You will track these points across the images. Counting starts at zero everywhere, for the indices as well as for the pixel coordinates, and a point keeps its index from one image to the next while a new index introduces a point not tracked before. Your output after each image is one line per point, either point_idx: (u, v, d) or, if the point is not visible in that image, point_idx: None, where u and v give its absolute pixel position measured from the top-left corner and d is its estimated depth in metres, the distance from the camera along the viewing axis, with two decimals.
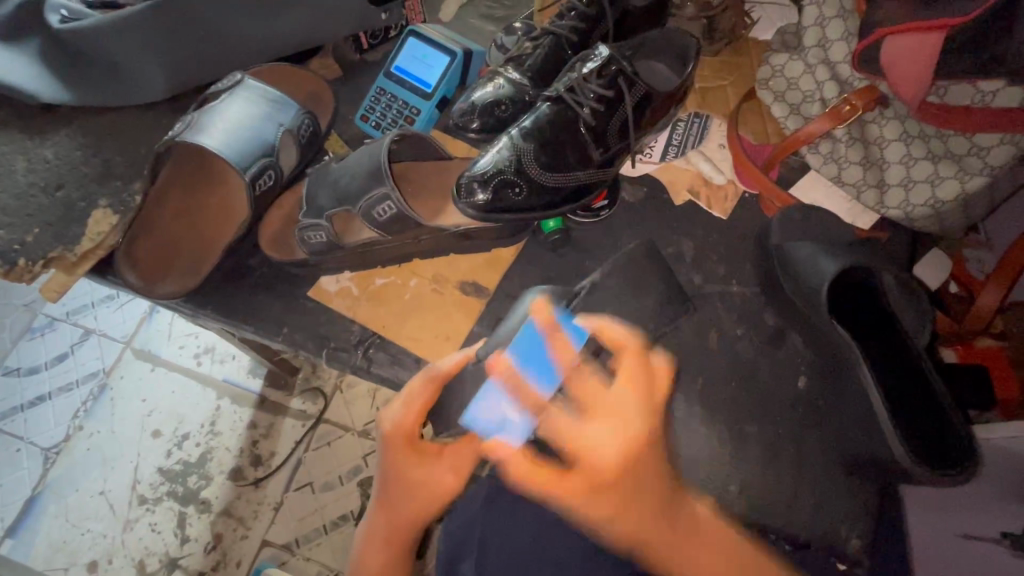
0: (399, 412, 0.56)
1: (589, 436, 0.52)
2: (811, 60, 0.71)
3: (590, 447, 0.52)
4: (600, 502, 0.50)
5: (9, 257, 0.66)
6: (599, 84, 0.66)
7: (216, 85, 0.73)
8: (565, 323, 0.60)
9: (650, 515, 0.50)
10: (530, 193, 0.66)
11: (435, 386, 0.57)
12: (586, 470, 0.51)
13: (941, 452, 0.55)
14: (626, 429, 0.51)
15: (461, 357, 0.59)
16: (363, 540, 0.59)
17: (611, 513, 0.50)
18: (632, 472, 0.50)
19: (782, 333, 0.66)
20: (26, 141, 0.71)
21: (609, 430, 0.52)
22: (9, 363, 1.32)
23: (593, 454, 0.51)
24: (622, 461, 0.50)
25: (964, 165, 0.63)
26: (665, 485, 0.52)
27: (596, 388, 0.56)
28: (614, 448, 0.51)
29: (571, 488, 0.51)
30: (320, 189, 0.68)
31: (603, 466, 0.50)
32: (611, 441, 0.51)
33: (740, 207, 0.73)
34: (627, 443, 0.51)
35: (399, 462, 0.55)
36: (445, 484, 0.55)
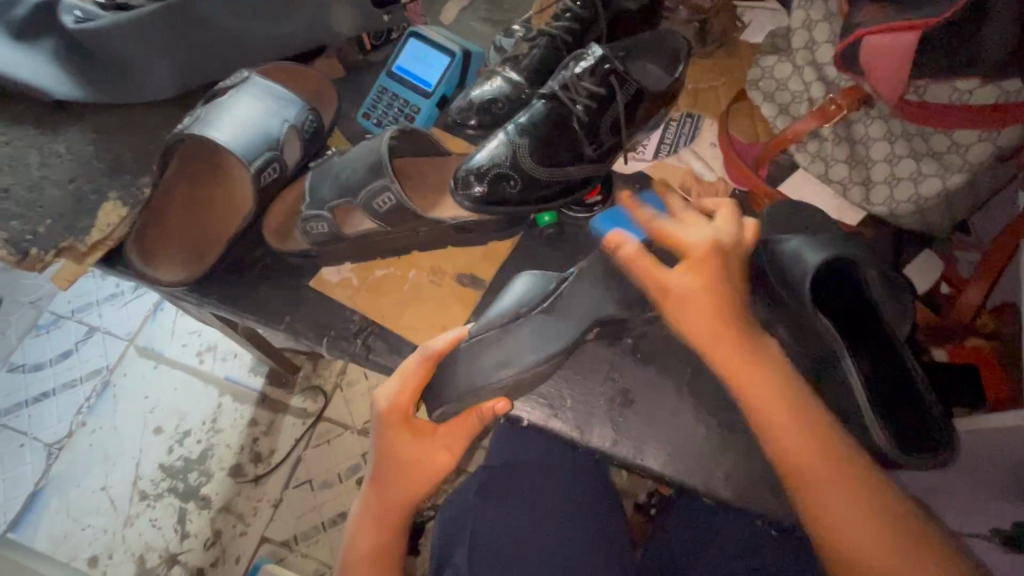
0: (394, 388, 0.59)
1: (687, 236, 0.56)
2: (798, 62, 0.73)
3: (683, 237, 0.56)
4: (689, 315, 0.54)
5: (21, 247, 0.69)
6: (592, 82, 0.68)
7: (223, 82, 0.76)
8: (627, 220, 0.59)
9: (748, 367, 0.52)
10: (525, 186, 0.68)
11: (429, 365, 0.60)
12: (681, 322, 0.54)
13: (919, 437, 0.57)
14: (710, 234, 0.55)
15: (449, 340, 0.60)
16: (355, 520, 0.61)
17: (697, 322, 0.53)
18: (709, 283, 0.54)
19: (770, 325, 0.68)
20: (39, 137, 0.74)
21: (705, 227, 0.56)
22: (15, 359, 1.34)
23: (689, 246, 0.55)
24: (699, 260, 0.54)
25: (945, 162, 0.65)
26: (727, 316, 0.53)
27: (682, 227, 0.57)
28: (702, 241, 0.55)
29: (709, 328, 0.53)
30: (322, 182, 0.71)
31: (698, 252, 0.55)
32: (707, 234, 0.55)
33: (730, 203, 0.75)
34: (716, 242, 0.55)
35: (392, 438, 0.59)
36: (439, 462, 0.59)
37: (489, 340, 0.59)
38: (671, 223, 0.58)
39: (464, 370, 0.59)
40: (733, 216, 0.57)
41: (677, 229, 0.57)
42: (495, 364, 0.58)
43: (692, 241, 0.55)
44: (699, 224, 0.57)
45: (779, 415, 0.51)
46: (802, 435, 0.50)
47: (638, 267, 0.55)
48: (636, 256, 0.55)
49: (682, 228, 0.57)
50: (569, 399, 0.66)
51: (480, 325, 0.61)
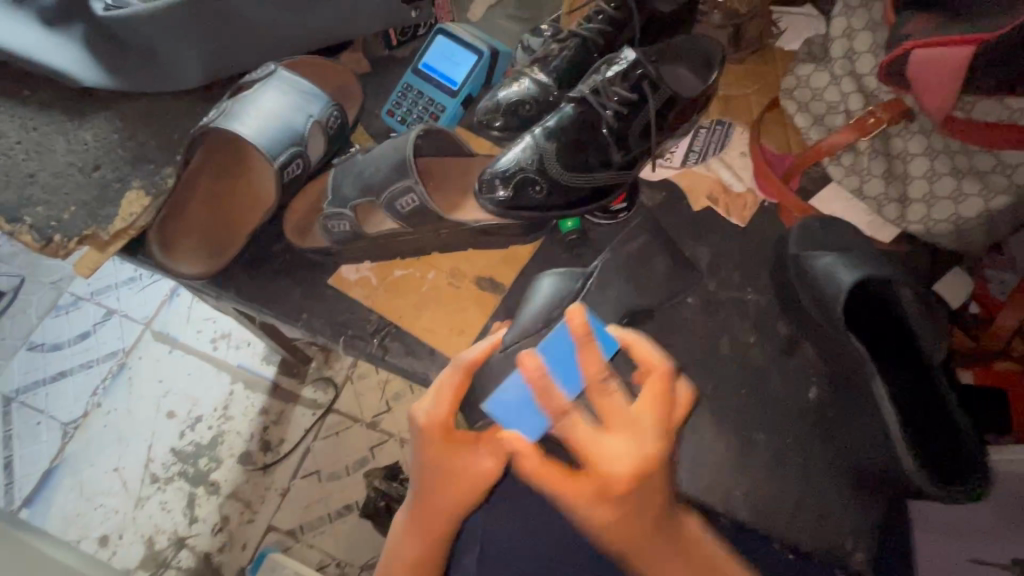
0: (431, 405, 0.53)
1: (607, 448, 0.43)
2: (837, 71, 0.71)
3: (603, 460, 0.42)
4: (601, 505, 0.44)
5: (46, 233, 0.69)
6: (624, 86, 0.67)
7: (249, 75, 0.75)
8: (598, 336, 0.55)
9: (661, 553, 0.47)
10: (550, 192, 0.67)
11: (463, 374, 0.54)
12: (598, 520, 0.45)
13: (952, 471, 0.55)
14: (635, 454, 0.42)
15: (486, 346, 0.55)
16: (398, 539, 0.57)
17: (615, 536, 0.46)
18: (625, 515, 0.44)
19: (796, 343, 0.67)
20: (66, 123, 0.74)
21: (631, 437, 0.43)
22: (34, 338, 1.36)
23: (604, 471, 0.42)
24: (608, 492, 0.43)
25: (989, 182, 0.63)
26: (659, 523, 0.46)
27: (591, 431, 0.43)
28: (623, 464, 0.42)
29: (581, 493, 0.44)
30: (345, 180, 0.70)
31: (611, 479, 0.42)
32: (629, 454, 0.42)
33: (758, 215, 0.73)
34: (640, 466, 0.42)
35: (437, 458, 0.52)
36: (486, 471, 0.52)
37: (526, 346, 0.62)
38: (587, 428, 0.43)
39: (502, 377, 0.62)
40: (659, 395, 0.44)
41: (592, 434, 0.43)
42: None
43: (610, 454, 0.42)
44: (644, 413, 0.44)
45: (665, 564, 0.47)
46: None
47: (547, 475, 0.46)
48: (541, 462, 0.46)
49: (597, 433, 0.43)
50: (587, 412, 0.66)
51: (515, 332, 0.63)
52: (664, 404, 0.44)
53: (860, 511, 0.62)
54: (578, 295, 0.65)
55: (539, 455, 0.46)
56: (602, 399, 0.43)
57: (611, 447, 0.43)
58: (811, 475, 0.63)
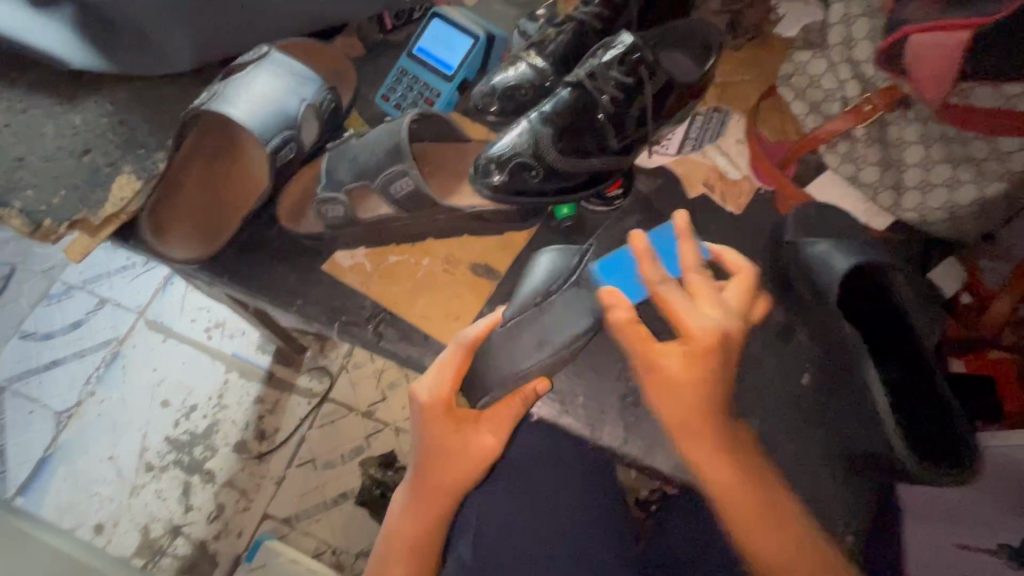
0: (434, 381, 0.56)
1: (695, 316, 0.47)
2: (834, 58, 0.70)
3: (688, 318, 0.47)
4: (676, 405, 0.47)
5: (35, 218, 0.68)
6: (621, 71, 0.66)
7: (242, 57, 0.74)
8: (663, 257, 0.58)
9: (701, 442, 0.48)
10: (546, 176, 0.66)
11: (466, 352, 0.57)
12: (665, 399, 0.48)
13: (939, 453, 0.56)
14: (720, 319, 0.47)
15: (488, 325, 0.58)
16: (394, 518, 0.57)
17: (672, 412, 0.48)
18: (708, 400, 0.47)
19: (790, 328, 0.68)
20: (54, 106, 0.73)
21: (716, 305, 0.49)
22: (26, 326, 1.35)
23: (686, 328, 0.47)
24: (698, 355, 0.46)
25: (983, 169, 0.63)
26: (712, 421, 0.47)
27: (685, 304, 0.48)
28: (709, 327, 0.46)
29: (659, 350, 0.48)
30: (339, 164, 0.69)
31: (695, 347, 0.46)
32: (716, 321, 0.47)
33: (754, 202, 0.73)
34: (723, 334, 0.47)
35: (436, 429, 0.56)
36: (484, 446, 0.57)
37: (527, 320, 0.60)
38: (682, 298, 0.49)
39: (505, 352, 0.59)
40: (747, 287, 0.52)
41: (681, 302, 0.48)
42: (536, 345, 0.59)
43: (696, 329, 0.46)
44: (707, 301, 0.49)
45: (700, 449, 0.48)
46: (713, 455, 0.48)
47: (626, 335, 0.50)
48: (632, 322, 0.50)
49: (686, 298, 0.49)
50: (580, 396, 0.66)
51: (514, 309, 0.61)
52: (751, 295, 0.52)
53: (849, 496, 0.63)
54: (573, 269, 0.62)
55: (632, 321, 0.50)
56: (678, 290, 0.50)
57: (701, 321, 0.47)
58: (802, 460, 0.64)
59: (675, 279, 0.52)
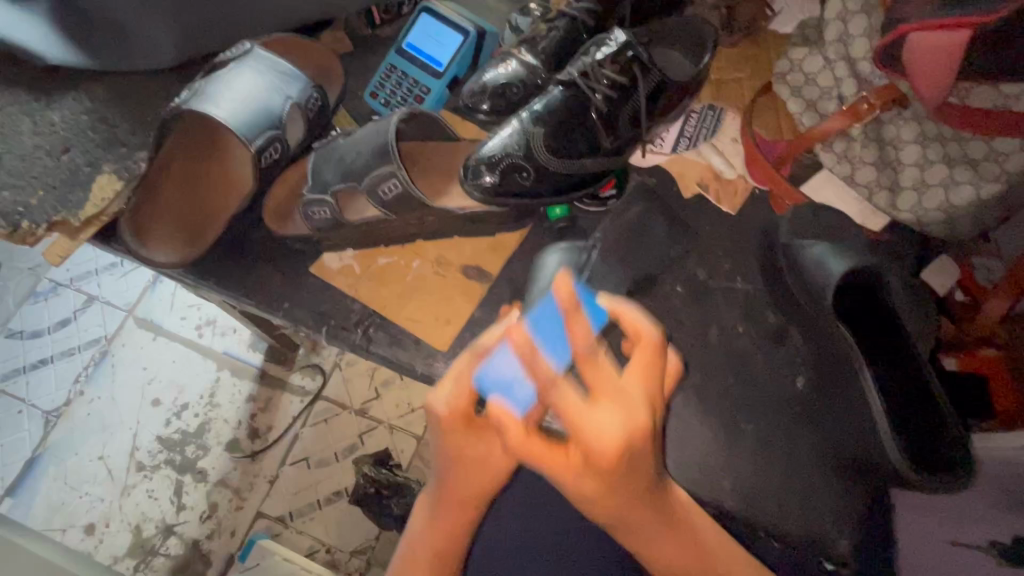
0: (451, 392, 0.49)
1: (592, 420, 0.38)
2: (830, 55, 0.70)
3: (590, 433, 0.38)
4: (590, 483, 0.41)
5: (13, 219, 0.66)
6: (614, 70, 0.65)
7: (223, 54, 0.72)
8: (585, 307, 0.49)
9: (645, 518, 0.44)
10: (537, 178, 0.65)
11: (483, 362, 0.50)
12: (563, 470, 0.41)
13: (935, 461, 0.55)
14: (624, 423, 0.38)
15: (504, 331, 0.51)
16: (416, 530, 0.54)
17: (579, 490, 0.42)
18: (608, 484, 0.40)
19: (786, 332, 0.67)
20: (31, 102, 0.70)
21: (613, 407, 0.38)
22: (12, 326, 1.32)
23: (589, 445, 0.38)
24: (601, 462, 0.38)
25: (981, 171, 0.62)
26: (642, 491, 0.43)
27: (579, 399, 0.39)
28: (609, 437, 0.38)
29: (557, 465, 0.41)
30: (326, 164, 0.68)
31: (597, 454, 0.38)
32: (618, 425, 0.38)
33: (749, 202, 0.72)
34: (628, 436, 0.38)
35: (457, 442, 0.49)
36: (512, 453, 0.50)
37: None
38: (579, 397, 0.39)
39: None
40: (647, 365, 0.41)
41: (580, 404, 0.38)
42: None
43: (600, 430, 0.38)
44: (623, 389, 0.39)
45: (647, 530, 0.45)
46: (665, 535, 0.46)
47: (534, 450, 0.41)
48: (526, 441, 0.41)
49: (584, 402, 0.39)
50: (574, 399, 0.65)
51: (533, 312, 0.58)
52: (651, 376, 0.41)
53: (845, 499, 0.63)
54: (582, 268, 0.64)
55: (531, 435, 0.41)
56: (595, 369, 0.39)
57: (600, 421, 0.38)
58: (798, 464, 0.64)
59: (560, 372, 0.40)
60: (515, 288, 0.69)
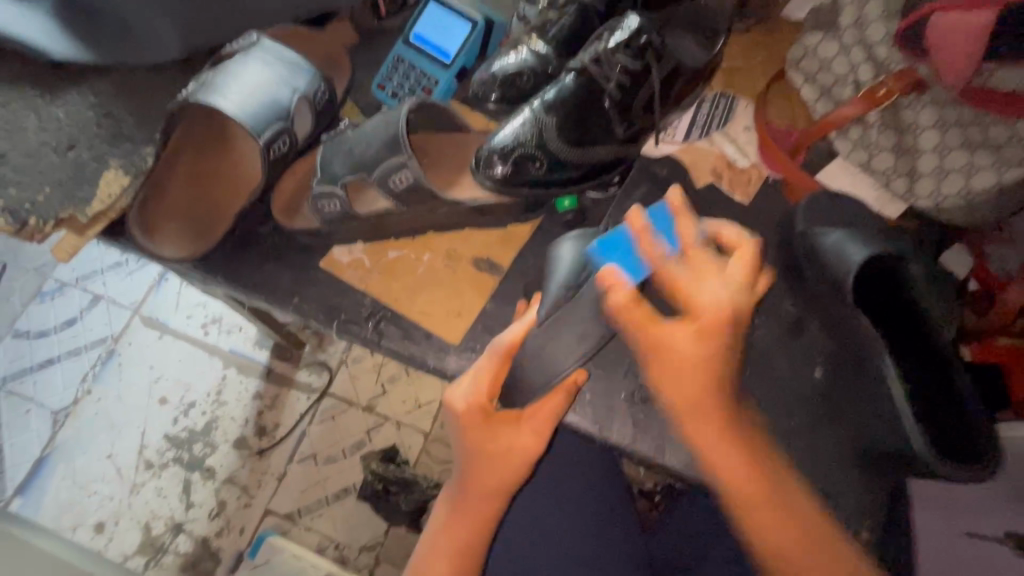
0: (470, 386, 0.52)
1: (705, 292, 0.46)
2: (846, 40, 0.68)
3: (703, 297, 0.46)
4: (679, 388, 0.47)
5: (19, 217, 0.65)
6: (627, 55, 0.64)
7: (230, 45, 0.71)
8: (624, 261, 0.52)
9: (708, 423, 0.47)
10: (550, 167, 0.64)
11: (500, 359, 0.53)
12: (669, 367, 0.46)
13: (960, 451, 0.54)
14: (729, 295, 0.46)
15: (523, 328, 0.54)
16: (432, 528, 0.54)
17: (677, 391, 0.47)
18: (714, 366, 0.46)
19: (802, 323, 0.66)
20: (36, 97, 0.69)
21: (724, 282, 0.47)
22: (19, 325, 1.32)
23: (700, 312, 0.46)
24: (708, 330, 0.45)
25: (1004, 156, 0.60)
26: (720, 397, 0.47)
27: (690, 277, 0.48)
28: (718, 304, 0.46)
29: (662, 363, 0.47)
30: (334, 157, 0.67)
31: (705, 320, 0.45)
32: (726, 293, 0.46)
33: (763, 191, 0.71)
34: (733, 311, 0.46)
35: (475, 437, 0.51)
36: (528, 448, 0.51)
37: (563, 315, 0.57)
38: (685, 271, 0.48)
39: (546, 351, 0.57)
40: (750, 258, 0.47)
41: (688, 282, 0.48)
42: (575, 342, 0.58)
43: (704, 300, 0.46)
44: (715, 279, 0.47)
45: (710, 434, 0.47)
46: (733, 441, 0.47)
47: (634, 316, 0.47)
48: (627, 307, 0.47)
49: (693, 279, 0.48)
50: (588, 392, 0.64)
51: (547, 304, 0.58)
52: (755, 266, 0.47)
53: (869, 491, 0.62)
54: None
55: (635, 302, 0.47)
56: (683, 270, 0.49)
57: (710, 292, 0.46)
58: (819, 457, 0.62)
59: (675, 259, 0.49)
60: (526, 282, 0.68)
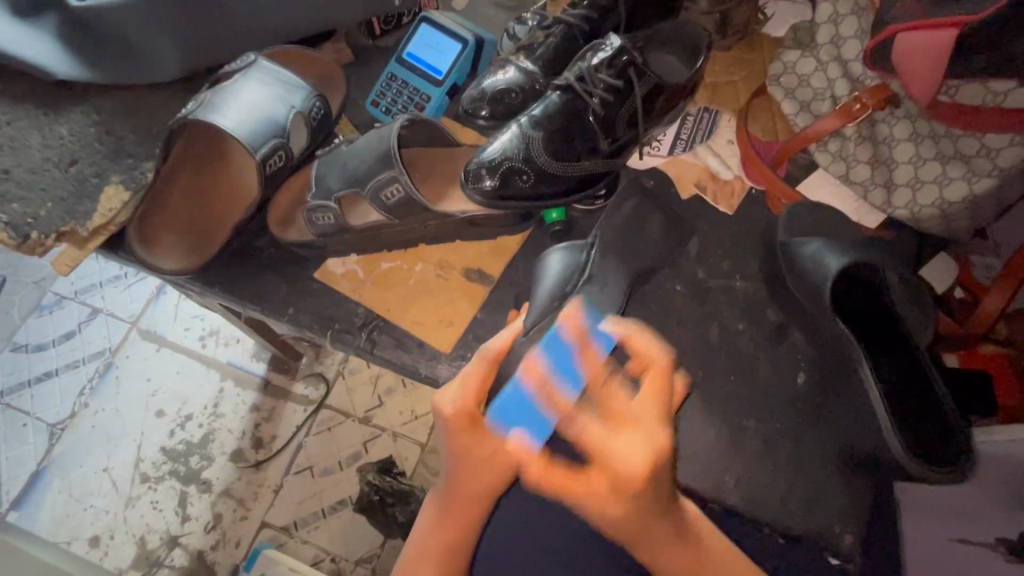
0: (458, 393, 0.52)
1: (620, 446, 0.46)
2: (823, 57, 0.71)
3: (620, 454, 0.45)
4: (611, 503, 0.47)
5: (22, 231, 0.67)
6: (609, 74, 0.67)
7: (229, 65, 0.74)
8: (560, 372, 0.55)
9: (657, 538, 0.49)
10: (537, 181, 0.66)
11: (490, 366, 0.53)
12: (582, 483, 0.48)
13: (937, 453, 0.56)
14: (648, 446, 0.45)
15: (510, 334, 0.55)
16: (422, 526, 0.57)
17: (616, 522, 0.48)
18: (652, 486, 0.45)
19: (785, 330, 0.67)
20: (40, 116, 0.72)
21: (642, 440, 0.45)
22: (17, 339, 1.33)
23: (615, 469, 0.45)
24: (626, 483, 0.45)
25: (973, 167, 0.63)
26: (653, 510, 0.47)
27: (610, 434, 0.46)
28: (638, 461, 0.44)
29: (593, 485, 0.47)
30: (330, 171, 0.69)
31: (623, 475, 0.45)
32: (641, 447, 0.45)
33: (747, 202, 0.73)
34: (653, 458, 0.45)
35: (462, 440, 0.52)
36: (515, 452, 0.52)
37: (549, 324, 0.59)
38: (601, 426, 0.47)
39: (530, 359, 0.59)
40: (659, 383, 0.47)
41: (604, 437, 0.46)
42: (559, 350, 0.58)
43: (621, 452, 0.45)
44: (653, 404, 0.47)
45: (664, 551, 0.49)
46: (681, 552, 0.50)
47: (553, 479, 0.51)
48: (545, 471, 0.51)
49: (621, 399, 0.49)
50: None
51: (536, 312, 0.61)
52: (665, 393, 0.47)
53: (851, 494, 0.63)
54: (583, 268, 0.65)
55: (550, 468, 0.51)
56: (612, 389, 0.51)
57: (624, 444, 0.45)
58: (802, 460, 0.64)
59: (580, 402, 0.53)
60: (516, 290, 0.70)
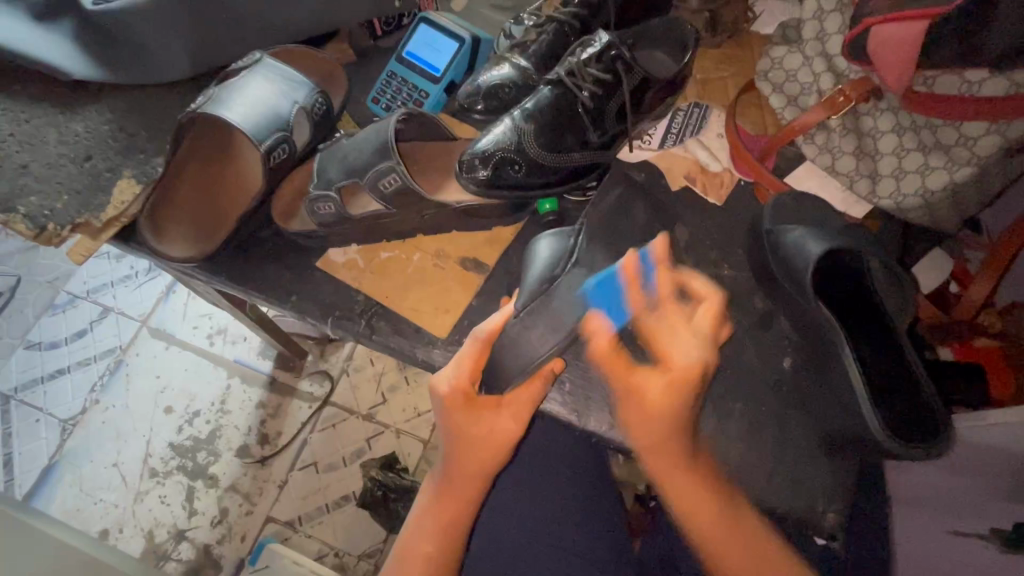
0: (453, 372, 0.56)
1: (677, 346, 0.52)
2: (808, 53, 0.73)
3: (674, 349, 0.52)
4: (641, 429, 0.52)
5: (39, 223, 0.71)
6: (598, 68, 0.70)
7: (234, 64, 0.77)
8: (643, 269, 0.56)
9: (671, 459, 0.52)
10: (528, 171, 0.69)
11: (483, 347, 0.57)
12: (639, 410, 0.52)
13: (914, 432, 0.58)
14: (701, 350, 0.51)
15: (502, 318, 0.59)
16: (419, 508, 0.59)
17: (653, 445, 0.52)
18: (681, 403, 0.51)
19: (772, 316, 0.69)
20: (57, 115, 0.75)
21: (694, 337, 0.52)
22: (31, 337, 1.37)
23: (673, 364, 0.51)
24: (678, 379, 0.50)
25: (952, 155, 0.64)
26: (681, 439, 0.52)
27: (667, 327, 0.53)
28: (690, 361, 0.50)
29: (642, 382, 0.51)
30: (330, 164, 0.72)
31: (680, 376, 0.50)
32: (694, 349, 0.51)
33: (735, 193, 0.75)
34: (702, 367, 0.51)
35: (458, 418, 0.55)
36: (509, 430, 0.56)
37: (538, 309, 0.60)
38: (657, 319, 0.54)
39: (521, 345, 0.60)
40: (714, 312, 0.53)
41: (666, 336, 0.53)
42: (548, 332, 0.59)
43: (681, 357, 0.51)
44: (697, 327, 0.53)
45: (678, 472, 0.52)
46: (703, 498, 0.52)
47: (607, 361, 0.54)
48: (609, 349, 0.54)
49: (671, 331, 0.53)
50: (567, 382, 0.67)
51: (525, 298, 0.61)
52: (717, 321, 0.53)
53: (834, 475, 0.64)
54: (571, 252, 0.65)
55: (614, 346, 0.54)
56: (659, 319, 0.54)
57: (679, 342, 0.52)
58: (787, 443, 0.65)
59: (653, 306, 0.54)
60: (510, 278, 0.72)
